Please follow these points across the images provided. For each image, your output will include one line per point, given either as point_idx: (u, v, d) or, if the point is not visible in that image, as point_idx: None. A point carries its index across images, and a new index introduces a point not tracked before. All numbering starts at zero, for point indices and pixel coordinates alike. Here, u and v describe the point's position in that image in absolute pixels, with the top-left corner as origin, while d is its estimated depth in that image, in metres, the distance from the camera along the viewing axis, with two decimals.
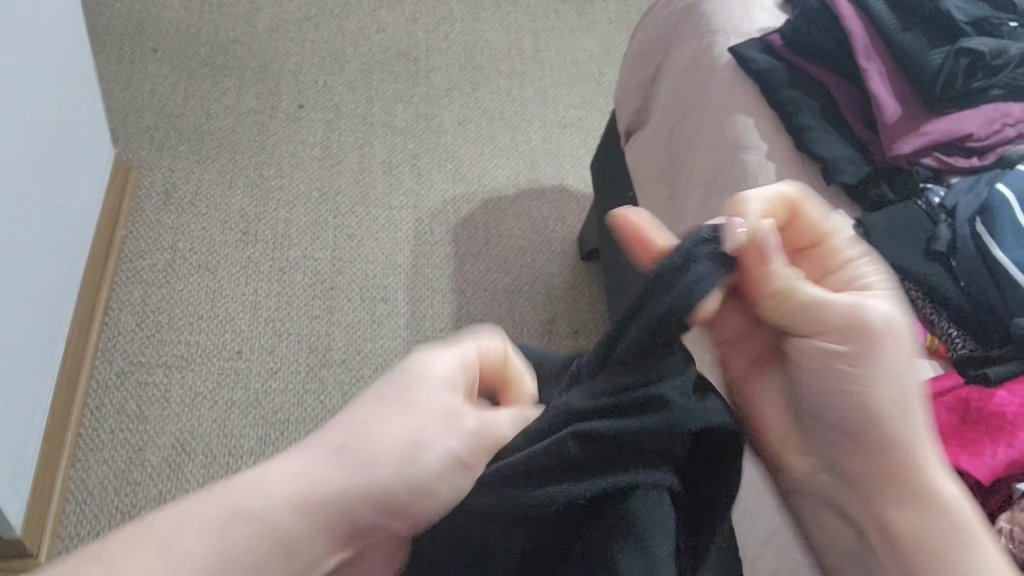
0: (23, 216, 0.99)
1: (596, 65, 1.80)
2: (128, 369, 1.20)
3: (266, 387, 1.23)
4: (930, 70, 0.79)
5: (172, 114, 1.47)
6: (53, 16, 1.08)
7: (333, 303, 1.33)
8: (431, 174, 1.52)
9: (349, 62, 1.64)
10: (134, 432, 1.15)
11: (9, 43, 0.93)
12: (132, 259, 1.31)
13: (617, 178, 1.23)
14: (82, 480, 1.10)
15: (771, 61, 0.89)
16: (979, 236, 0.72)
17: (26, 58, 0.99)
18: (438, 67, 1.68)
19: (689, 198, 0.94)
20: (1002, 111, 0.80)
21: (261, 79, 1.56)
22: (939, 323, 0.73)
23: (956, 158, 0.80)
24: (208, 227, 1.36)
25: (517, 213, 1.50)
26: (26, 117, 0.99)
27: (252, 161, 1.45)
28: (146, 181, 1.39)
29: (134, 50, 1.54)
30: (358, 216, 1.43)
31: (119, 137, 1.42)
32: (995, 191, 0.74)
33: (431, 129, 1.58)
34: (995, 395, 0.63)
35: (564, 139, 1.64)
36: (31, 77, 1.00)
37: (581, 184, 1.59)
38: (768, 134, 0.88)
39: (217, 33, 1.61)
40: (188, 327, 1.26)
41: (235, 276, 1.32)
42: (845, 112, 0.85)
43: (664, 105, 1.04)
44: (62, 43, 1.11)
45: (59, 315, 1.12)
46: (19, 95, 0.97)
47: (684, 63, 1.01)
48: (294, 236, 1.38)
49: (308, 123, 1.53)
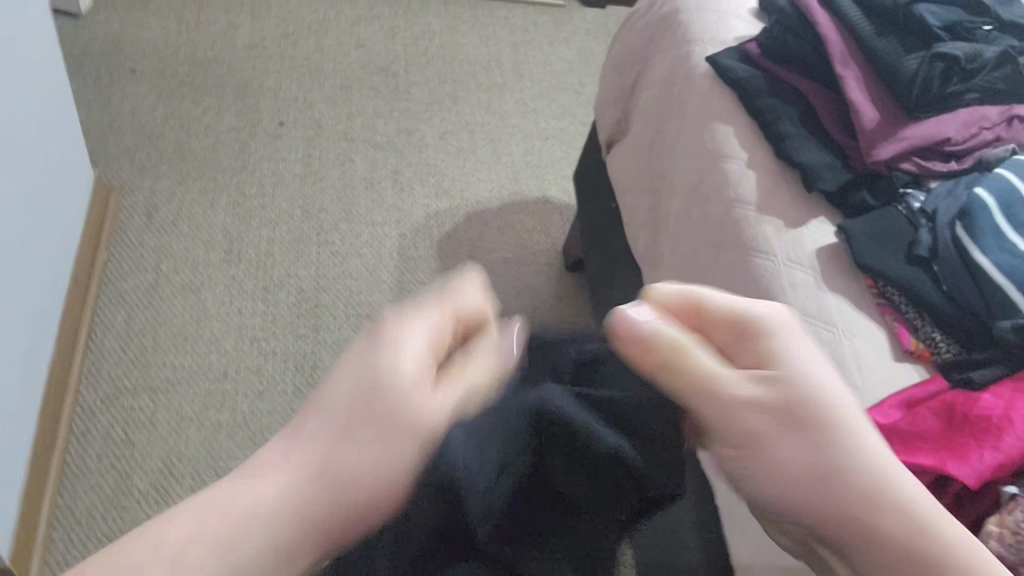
0: (5, 239, 0.99)
1: (576, 77, 1.80)
2: (114, 394, 1.19)
3: (253, 407, 1.22)
4: (905, 76, 0.79)
5: (151, 134, 1.47)
6: (28, 37, 1.07)
7: (318, 322, 1.32)
8: (414, 189, 1.52)
9: (329, 78, 1.63)
10: (121, 457, 1.14)
11: None
12: (116, 282, 1.30)
13: (599, 189, 1.23)
14: (70, 507, 1.09)
15: (749, 69, 0.90)
16: (959, 241, 0.72)
17: (5, 81, 0.99)
18: (418, 81, 1.68)
19: (672, 208, 0.94)
20: (979, 114, 0.80)
21: (241, 97, 1.56)
22: (923, 328, 0.73)
23: (935, 161, 0.80)
24: (191, 248, 1.35)
25: (501, 226, 1.50)
26: (6, 140, 0.99)
27: (234, 179, 1.45)
28: (127, 202, 1.38)
29: (112, 70, 1.53)
30: (341, 233, 1.43)
31: (99, 159, 1.41)
32: (974, 194, 0.75)
33: (413, 144, 1.58)
34: (980, 399, 0.64)
35: (546, 150, 1.64)
36: (10, 99, 1.00)
37: (564, 195, 1.59)
38: (747, 144, 0.88)
39: (195, 51, 1.61)
40: (173, 349, 1.25)
41: (219, 297, 1.31)
42: (824, 119, 0.85)
43: (644, 116, 1.04)
44: (40, 65, 1.11)
45: (43, 338, 1.11)
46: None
47: (663, 73, 1.01)
48: (278, 255, 1.38)
49: (289, 140, 1.52)
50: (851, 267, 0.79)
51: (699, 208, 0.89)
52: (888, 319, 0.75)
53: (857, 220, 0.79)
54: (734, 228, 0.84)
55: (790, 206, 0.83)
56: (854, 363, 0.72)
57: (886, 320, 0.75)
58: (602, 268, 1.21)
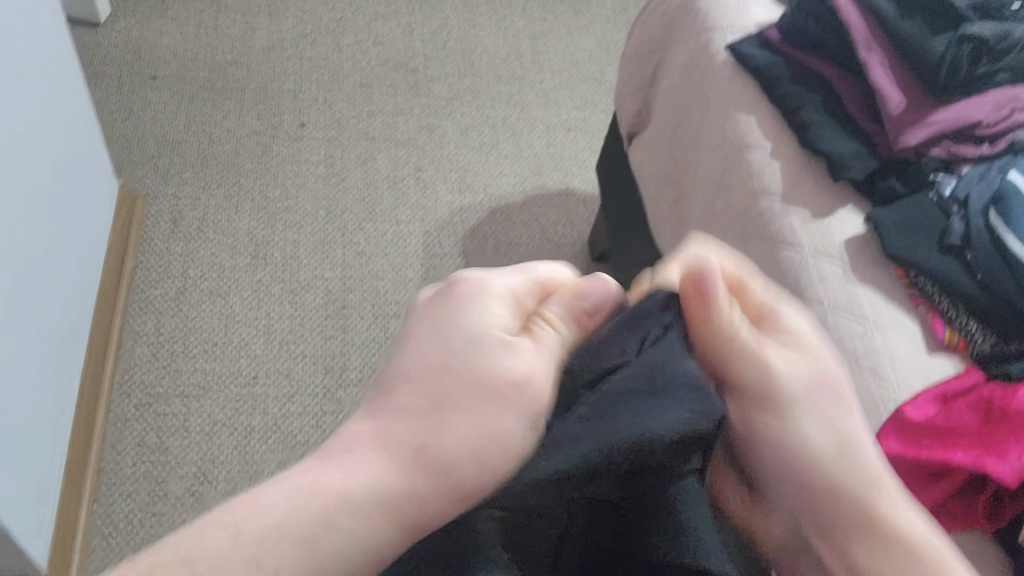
0: (34, 255, 1.00)
1: (596, 65, 1.78)
2: (146, 402, 1.20)
3: (284, 411, 1.22)
4: (932, 60, 0.77)
5: (174, 140, 1.47)
6: (46, 49, 1.07)
7: (346, 322, 1.32)
8: (437, 186, 1.51)
9: (348, 77, 1.63)
10: (155, 463, 1.15)
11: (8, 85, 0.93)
12: (144, 289, 1.30)
13: (622, 180, 1.22)
14: (106, 515, 1.09)
15: (770, 56, 0.88)
16: (995, 227, 0.70)
17: (27, 98, 0.99)
18: (437, 76, 1.67)
19: (696, 200, 0.92)
20: (1010, 95, 0.78)
21: (261, 100, 1.56)
22: (957, 318, 0.71)
23: (966, 146, 0.78)
24: (216, 253, 1.36)
25: (525, 220, 1.49)
26: (31, 156, 1.00)
27: (257, 183, 1.45)
28: (153, 210, 1.39)
29: (132, 79, 1.54)
30: (365, 232, 1.42)
31: (123, 168, 1.42)
32: (1008, 179, 0.73)
33: (435, 140, 1.57)
34: (1019, 394, 0.62)
35: (569, 141, 1.63)
36: (33, 116, 1.01)
37: (589, 186, 1.57)
38: (771, 133, 0.86)
39: (214, 56, 1.61)
40: (203, 354, 1.25)
41: (246, 301, 1.31)
42: (848, 104, 0.82)
43: (665, 106, 1.02)
44: (61, 80, 1.11)
45: (73, 347, 1.12)
46: (23, 136, 0.97)
47: (683, 62, 0.99)
48: (303, 257, 1.38)
49: (310, 141, 1.52)
50: (880, 258, 0.77)
51: (725, 199, 0.87)
52: (921, 310, 0.73)
53: (885, 210, 0.77)
54: (760, 220, 0.82)
55: (816, 196, 0.81)
56: (887, 357, 0.70)
57: (918, 311, 0.73)
58: (628, 260, 1.19)
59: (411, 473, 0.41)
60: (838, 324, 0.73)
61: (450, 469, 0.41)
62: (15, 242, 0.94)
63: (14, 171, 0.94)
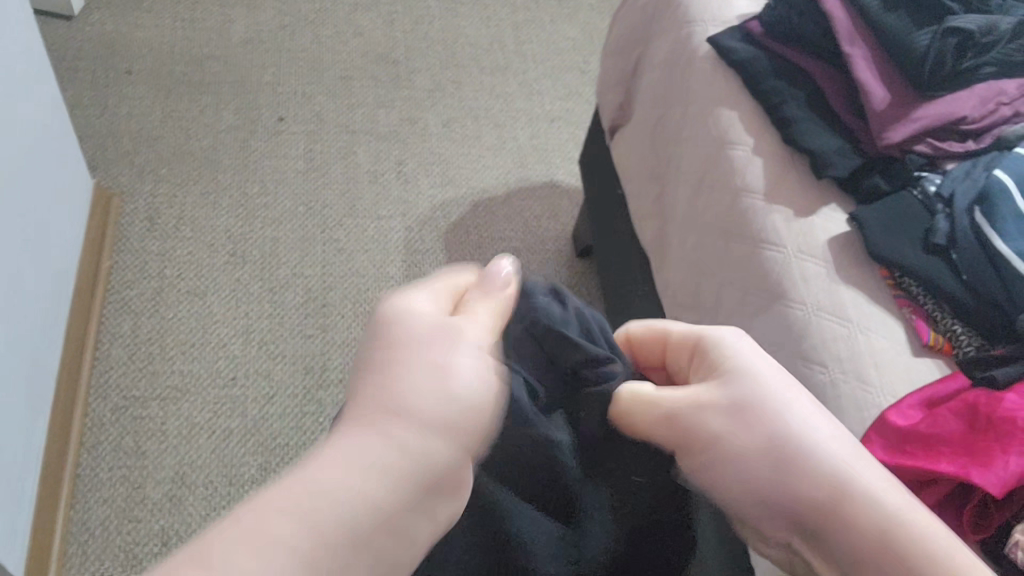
0: (6, 259, 0.98)
1: (581, 55, 1.76)
2: (123, 405, 1.18)
3: (263, 412, 1.20)
4: (917, 53, 0.75)
5: (150, 137, 1.44)
6: (15, 48, 1.04)
7: (327, 321, 1.30)
8: (418, 179, 1.49)
9: (328, 69, 1.60)
10: (132, 468, 1.13)
11: None
12: (121, 290, 1.28)
13: (605, 174, 1.20)
14: (83, 521, 1.08)
15: (751, 49, 0.86)
16: (980, 227, 0.69)
17: None
18: (419, 68, 1.65)
19: (678, 197, 0.90)
20: (996, 89, 0.76)
21: (239, 94, 1.53)
22: (942, 320, 0.70)
23: (950, 142, 0.76)
24: (195, 252, 1.33)
25: (509, 214, 1.47)
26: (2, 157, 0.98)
27: (235, 179, 1.42)
28: (129, 208, 1.36)
29: (107, 73, 1.51)
30: (346, 228, 1.40)
31: (98, 165, 1.39)
32: (994, 177, 0.71)
33: (416, 133, 1.55)
34: (1003, 400, 0.60)
35: (553, 132, 1.61)
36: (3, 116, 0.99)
37: (573, 179, 1.55)
38: (753, 129, 0.84)
39: (191, 49, 1.58)
40: (181, 356, 1.23)
41: (225, 300, 1.29)
42: (832, 99, 0.81)
43: (646, 100, 1.00)
44: (33, 78, 1.09)
45: (47, 352, 1.10)
46: None
47: (664, 55, 0.97)
48: (283, 254, 1.36)
49: (289, 136, 1.49)
50: (863, 257, 0.75)
51: (706, 196, 0.85)
52: (906, 311, 0.71)
53: (869, 209, 0.75)
54: (742, 219, 0.80)
55: (798, 193, 0.80)
56: (871, 360, 0.68)
57: (903, 312, 0.72)
58: (611, 255, 1.18)
59: (411, 475, 0.36)
60: (821, 326, 0.71)
61: (436, 476, 0.36)
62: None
63: None
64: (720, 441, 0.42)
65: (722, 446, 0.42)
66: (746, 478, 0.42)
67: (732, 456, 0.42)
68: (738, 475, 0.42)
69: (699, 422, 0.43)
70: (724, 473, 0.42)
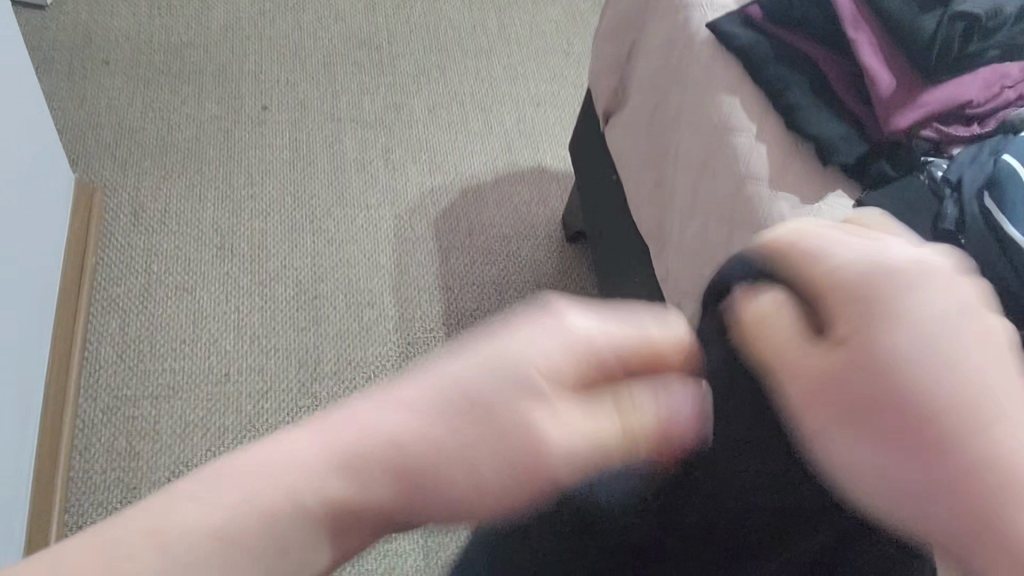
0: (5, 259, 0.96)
1: (564, 36, 1.73)
2: (114, 406, 1.14)
3: (258, 408, 1.17)
4: (925, 38, 0.75)
5: (130, 129, 1.41)
6: (4, 33, 1.00)
7: (318, 313, 1.26)
8: (406, 167, 1.46)
9: (310, 56, 1.58)
10: (126, 470, 1.09)
11: None
12: (107, 288, 1.24)
13: (597, 161, 1.19)
14: (78, 525, 1.04)
15: (754, 35, 0.85)
16: (990, 213, 0.68)
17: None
18: (403, 53, 1.62)
19: (677, 185, 0.90)
20: (999, 73, 0.76)
21: (221, 82, 1.51)
22: None
23: (955, 127, 0.76)
24: (183, 248, 1.30)
25: (497, 199, 1.45)
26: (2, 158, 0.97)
27: (220, 171, 1.39)
28: (111, 203, 1.33)
29: (83, 64, 1.48)
30: (335, 219, 1.37)
31: (79, 159, 1.36)
32: (1002, 163, 0.70)
33: (402, 120, 1.52)
34: None
35: (540, 116, 1.58)
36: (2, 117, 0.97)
37: (562, 163, 1.53)
38: (755, 114, 0.84)
39: (169, 38, 1.55)
40: (172, 353, 1.19)
41: (214, 294, 1.26)
42: (836, 85, 0.80)
43: (642, 86, 1.00)
44: (28, 78, 1.07)
45: (39, 342, 1.07)
46: None
47: (661, 40, 0.96)
48: (272, 246, 1.32)
49: (273, 125, 1.47)
50: None
51: (708, 182, 0.85)
52: None
53: (877, 191, 0.75)
54: (747, 205, 0.80)
55: (803, 181, 0.79)
56: None
57: None
58: (607, 244, 1.17)
59: None
60: None
61: None
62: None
63: None
64: (867, 288, 0.35)
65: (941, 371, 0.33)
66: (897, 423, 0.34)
67: (925, 392, 0.33)
68: (870, 448, 0.34)
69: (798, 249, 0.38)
70: (938, 442, 0.32)
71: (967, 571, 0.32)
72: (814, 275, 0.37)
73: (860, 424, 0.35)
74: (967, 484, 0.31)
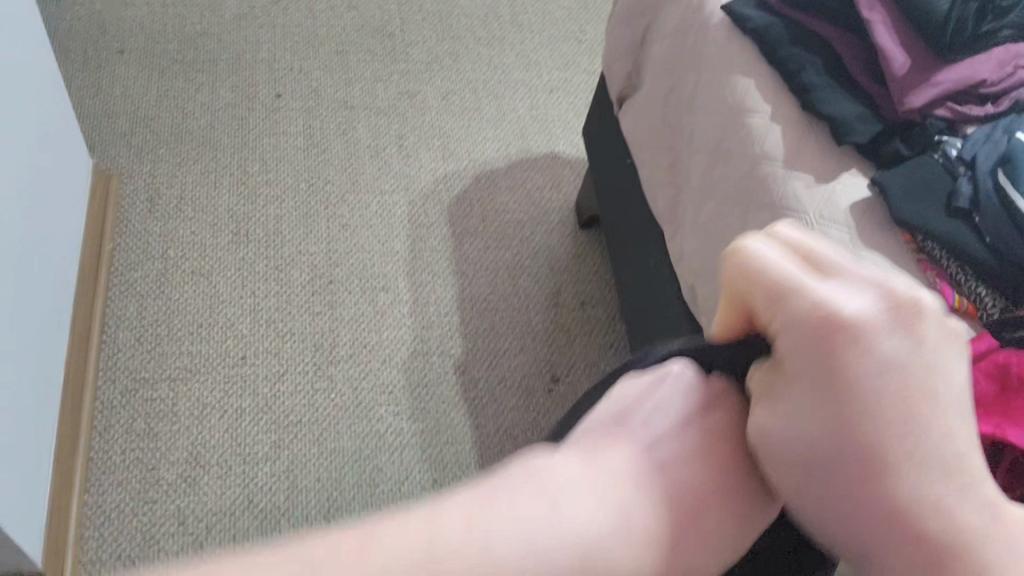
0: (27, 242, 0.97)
1: (576, 24, 1.74)
2: (132, 387, 1.15)
3: (275, 390, 1.18)
4: (938, 18, 0.75)
5: (145, 117, 1.42)
6: (25, 19, 1.01)
7: (334, 297, 1.28)
8: (420, 153, 1.47)
9: (323, 44, 1.59)
10: (145, 451, 1.10)
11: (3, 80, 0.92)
12: (124, 273, 1.25)
13: (611, 146, 1.20)
14: (99, 504, 1.06)
15: (768, 17, 0.86)
16: (1002, 188, 0.69)
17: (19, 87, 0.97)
18: (416, 41, 1.63)
19: (691, 167, 0.91)
20: (1013, 52, 0.77)
21: (235, 70, 1.52)
22: (967, 283, 0.70)
23: (969, 106, 0.76)
24: (199, 233, 1.31)
25: (510, 185, 1.46)
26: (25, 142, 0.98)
27: (235, 158, 1.40)
28: (128, 189, 1.34)
29: (99, 53, 1.49)
30: (349, 204, 1.38)
31: (95, 146, 1.37)
32: (1016, 140, 0.71)
33: (416, 106, 1.53)
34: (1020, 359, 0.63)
35: (552, 103, 1.59)
36: (24, 102, 0.99)
37: (574, 150, 1.54)
38: (770, 96, 0.84)
39: (183, 27, 1.56)
40: (189, 336, 1.21)
41: (231, 279, 1.27)
42: (851, 66, 0.81)
43: (655, 70, 1.00)
44: (48, 64, 1.09)
45: (60, 325, 1.08)
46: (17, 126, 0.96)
47: (675, 24, 0.97)
48: (287, 232, 1.33)
49: (287, 113, 1.48)
50: (887, 222, 0.76)
51: (723, 163, 0.85)
52: (930, 276, 0.72)
53: (890, 170, 0.76)
54: (762, 186, 0.80)
55: (818, 161, 0.80)
56: None
57: (928, 276, 0.72)
58: (621, 228, 1.18)
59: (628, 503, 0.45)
60: None
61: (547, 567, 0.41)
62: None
63: (10, 156, 0.93)
64: (834, 339, 0.44)
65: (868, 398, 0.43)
66: (838, 413, 0.44)
67: (883, 433, 0.43)
68: (807, 433, 0.44)
69: (764, 265, 0.46)
70: (862, 436, 0.43)
71: (868, 548, 0.44)
72: (781, 289, 0.46)
73: (788, 429, 0.45)
74: (871, 468, 0.43)
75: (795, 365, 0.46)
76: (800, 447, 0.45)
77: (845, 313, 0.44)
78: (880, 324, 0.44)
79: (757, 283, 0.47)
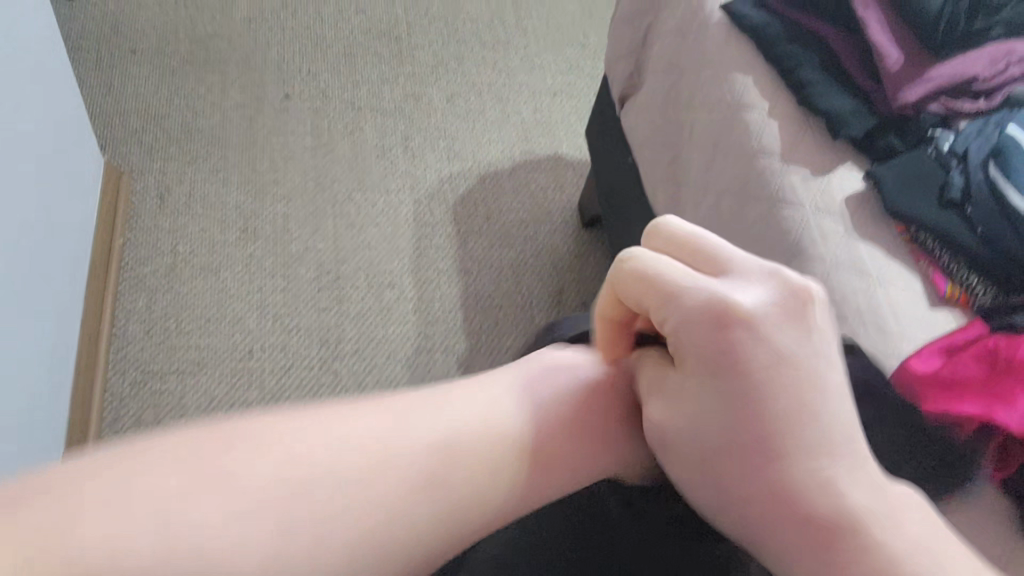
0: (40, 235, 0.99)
1: (580, 29, 1.77)
2: (142, 380, 1.17)
3: (281, 384, 1.20)
4: (930, 16, 0.78)
5: (156, 116, 1.45)
6: (43, 17, 1.03)
7: (340, 294, 1.30)
8: (425, 154, 1.49)
9: (331, 46, 1.61)
10: None
11: (21, 77, 0.94)
12: (134, 268, 1.27)
13: (614, 146, 1.22)
14: None
15: (765, 16, 0.88)
16: (994, 181, 0.71)
17: (35, 84, 0.99)
18: (422, 44, 1.66)
19: (692, 163, 0.93)
20: (1006, 50, 0.79)
21: (244, 71, 1.54)
22: (958, 271, 0.71)
23: (961, 102, 0.78)
24: (208, 230, 1.33)
25: (514, 186, 1.48)
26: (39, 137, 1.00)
27: (244, 156, 1.43)
28: (138, 186, 1.36)
29: (111, 52, 1.52)
30: (356, 203, 1.40)
31: (107, 144, 1.39)
32: (1007, 134, 0.73)
33: (422, 108, 1.55)
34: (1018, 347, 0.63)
35: (555, 106, 1.61)
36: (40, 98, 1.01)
37: (577, 153, 1.56)
38: (769, 92, 0.86)
39: (194, 28, 1.59)
40: (197, 330, 1.22)
41: (239, 275, 1.29)
42: (847, 63, 0.83)
43: (657, 69, 1.02)
44: (63, 61, 1.11)
45: (70, 317, 1.10)
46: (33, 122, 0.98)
47: (676, 24, 0.99)
48: (294, 229, 1.35)
49: (295, 113, 1.50)
50: (881, 214, 0.77)
51: (723, 158, 0.87)
52: (922, 265, 0.74)
53: (885, 163, 0.77)
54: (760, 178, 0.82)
55: (815, 156, 0.82)
56: (892, 312, 0.70)
57: (920, 266, 0.74)
58: (623, 226, 1.20)
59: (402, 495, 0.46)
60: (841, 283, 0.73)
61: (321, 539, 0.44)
62: (15, 207, 0.90)
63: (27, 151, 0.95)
64: (711, 312, 0.46)
65: (754, 356, 0.45)
66: (741, 407, 0.45)
67: (766, 420, 0.45)
68: (707, 432, 0.46)
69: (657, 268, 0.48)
70: (756, 420, 0.45)
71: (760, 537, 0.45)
72: (668, 290, 0.48)
73: (694, 420, 0.47)
74: (764, 457, 0.45)
75: (690, 362, 0.47)
76: (700, 430, 0.47)
77: (736, 302, 0.46)
78: (768, 313, 0.46)
79: (652, 285, 0.48)
